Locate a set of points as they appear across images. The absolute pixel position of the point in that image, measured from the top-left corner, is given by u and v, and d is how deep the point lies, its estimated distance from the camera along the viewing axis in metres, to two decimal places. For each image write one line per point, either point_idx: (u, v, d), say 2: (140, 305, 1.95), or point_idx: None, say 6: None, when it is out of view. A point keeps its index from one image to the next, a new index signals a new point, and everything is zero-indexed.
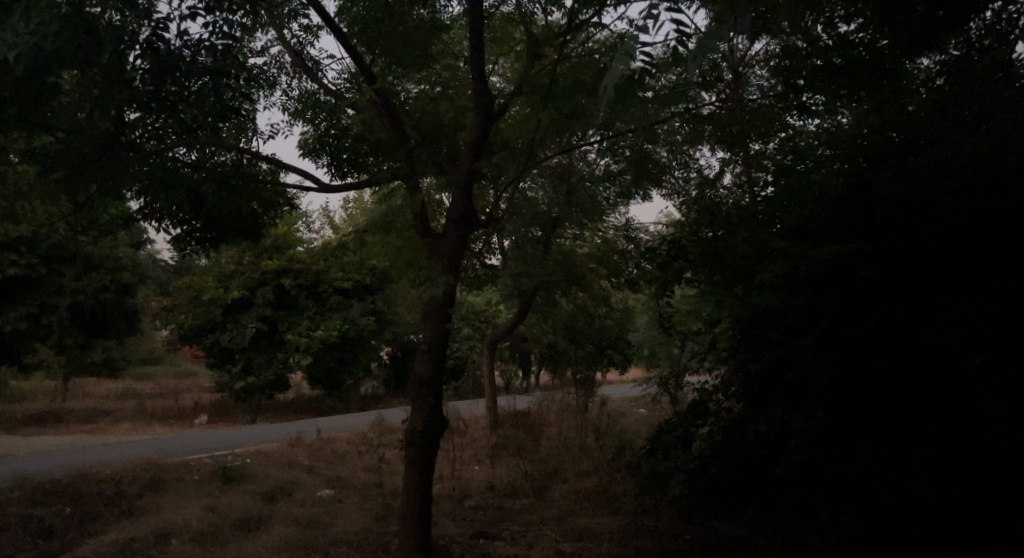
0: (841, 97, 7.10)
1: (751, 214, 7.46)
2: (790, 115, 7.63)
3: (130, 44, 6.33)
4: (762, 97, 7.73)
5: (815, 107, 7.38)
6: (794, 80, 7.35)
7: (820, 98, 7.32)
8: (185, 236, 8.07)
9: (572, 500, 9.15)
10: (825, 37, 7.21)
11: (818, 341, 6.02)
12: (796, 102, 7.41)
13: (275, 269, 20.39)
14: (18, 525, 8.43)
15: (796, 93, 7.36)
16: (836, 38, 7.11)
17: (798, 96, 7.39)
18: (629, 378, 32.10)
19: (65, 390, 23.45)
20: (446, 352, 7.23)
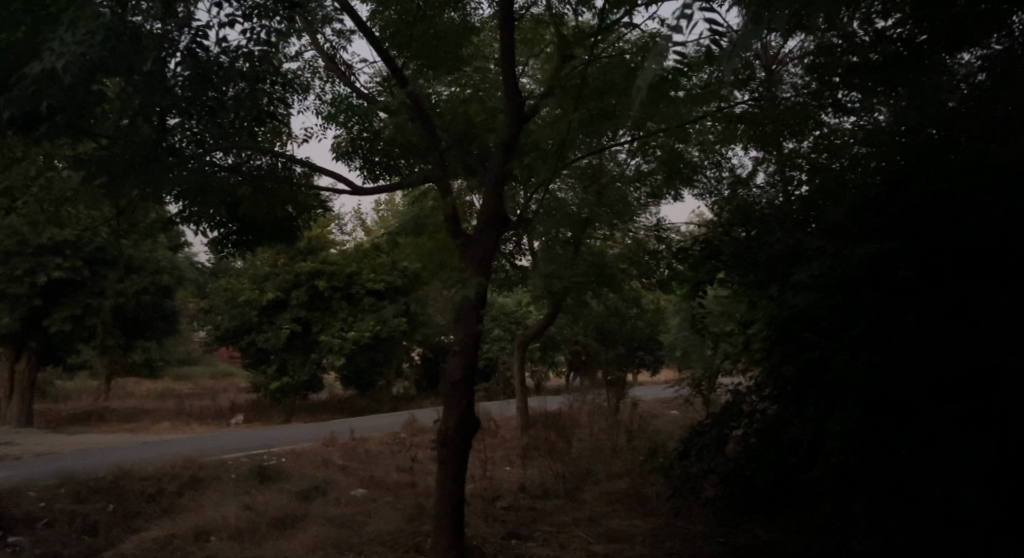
0: (876, 94, 6.90)
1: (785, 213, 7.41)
2: (823, 113, 7.63)
3: (170, 52, 6.48)
4: (794, 95, 7.81)
5: (850, 105, 7.33)
6: (829, 77, 7.43)
7: (856, 96, 7.20)
8: (222, 238, 8.35)
9: (604, 502, 9.17)
10: (861, 33, 7.11)
11: (852, 342, 5.95)
12: (830, 99, 7.45)
13: (309, 271, 20.66)
14: (65, 522, 8.66)
15: (830, 90, 7.39)
16: (873, 34, 6.98)
17: (834, 93, 7.42)
18: (659, 378, 32.30)
19: (106, 390, 23.98)
20: (479, 353, 7.27)
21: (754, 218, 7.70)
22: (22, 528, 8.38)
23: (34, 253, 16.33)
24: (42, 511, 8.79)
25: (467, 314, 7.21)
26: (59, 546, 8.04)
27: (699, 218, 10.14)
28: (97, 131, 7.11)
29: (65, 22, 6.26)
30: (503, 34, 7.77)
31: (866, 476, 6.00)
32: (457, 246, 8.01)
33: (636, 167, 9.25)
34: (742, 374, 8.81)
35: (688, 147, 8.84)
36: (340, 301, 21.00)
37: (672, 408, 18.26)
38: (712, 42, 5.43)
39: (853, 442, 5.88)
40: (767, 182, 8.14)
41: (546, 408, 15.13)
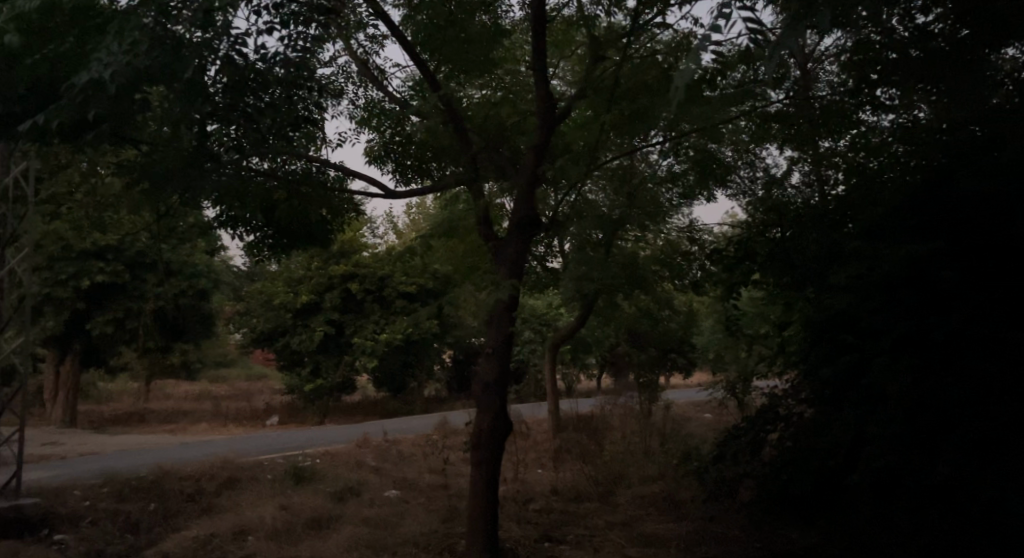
0: (920, 90, 6.48)
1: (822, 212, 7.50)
2: (862, 111, 7.35)
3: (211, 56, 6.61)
4: (831, 93, 7.41)
5: (889, 101, 7.05)
6: (867, 74, 7.08)
7: (894, 92, 6.92)
8: (258, 243, 8.64)
9: (638, 505, 9.17)
10: (901, 29, 6.54)
11: (891, 346, 5.94)
12: (868, 97, 7.18)
13: (342, 274, 20.85)
14: (108, 520, 8.86)
15: (870, 87, 7.09)
16: (914, 30, 6.47)
17: (872, 89, 7.13)
18: (693, 381, 32.19)
19: (145, 392, 24.40)
20: (511, 355, 7.32)
21: (790, 219, 7.86)
22: (67, 526, 8.58)
23: (77, 258, 16.70)
24: (86, 510, 8.98)
25: (500, 316, 7.25)
26: (103, 543, 8.21)
27: (733, 218, 10.09)
28: (139, 139, 7.25)
29: (110, 33, 6.39)
30: (536, 34, 7.73)
31: (907, 482, 5.98)
32: (489, 249, 8.09)
33: (668, 168, 9.04)
34: (778, 377, 8.77)
35: (721, 146, 8.42)
36: (372, 304, 21.18)
37: (705, 411, 18.18)
38: (750, 42, 5.45)
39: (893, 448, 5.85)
40: (802, 182, 8.13)
41: (578, 411, 15.14)
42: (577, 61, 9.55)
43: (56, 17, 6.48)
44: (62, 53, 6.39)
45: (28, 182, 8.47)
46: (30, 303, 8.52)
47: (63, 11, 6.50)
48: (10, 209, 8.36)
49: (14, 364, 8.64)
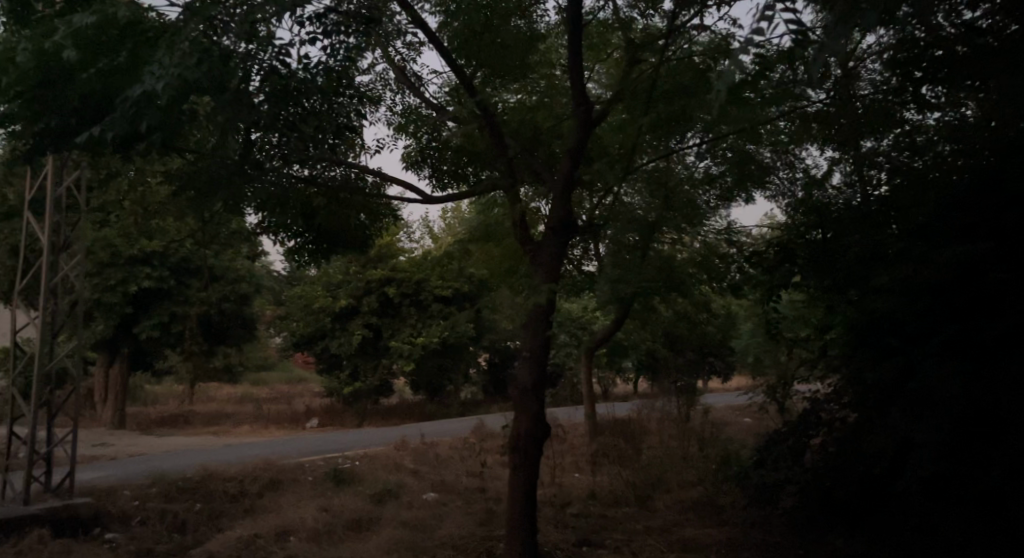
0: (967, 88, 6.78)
1: (866, 212, 7.47)
2: (907, 111, 7.33)
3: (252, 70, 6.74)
4: (873, 93, 7.44)
5: (935, 100, 7.13)
6: (911, 72, 7.01)
7: (942, 91, 7.00)
8: (299, 248, 8.87)
9: (677, 510, 9.16)
10: (947, 25, 6.69)
11: (941, 349, 5.95)
12: (914, 96, 7.14)
13: (380, 278, 21.08)
14: (156, 520, 9.08)
15: (914, 85, 7.04)
16: (962, 25, 6.64)
17: (917, 89, 7.09)
18: (732, 385, 31.94)
19: (189, 394, 24.87)
20: (548, 358, 7.35)
21: (832, 222, 7.82)
22: (117, 525, 8.82)
23: (125, 264, 17.24)
24: (135, 510, 9.22)
25: (536, 320, 7.30)
26: (151, 542, 8.42)
27: (771, 220, 10.05)
28: (185, 148, 7.45)
29: (160, 46, 6.57)
30: (571, 37, 7.80)
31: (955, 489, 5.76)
32: (526, 251, 8.14)
33: (706, 169, 8.35)
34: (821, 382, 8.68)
35: (759, 147, 8.23)
36: (409, 308, 21.37)
37: (744, 415, 18.04)
38: (793, 41, 5.50)
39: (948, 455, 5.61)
40: (844, 182, 8.06)
41: (615, 415, 15.13)
42: (612, 65, 9.57)
43: (108, 31, 6.70)
44: (113, 66, 6.59)
45: (80, 191, 8.76)
46: (83, 308, 8.79)
47: (115, 25, 6.71)
48: (63, 218, 8.65)
49: (67, 367, 8.92)
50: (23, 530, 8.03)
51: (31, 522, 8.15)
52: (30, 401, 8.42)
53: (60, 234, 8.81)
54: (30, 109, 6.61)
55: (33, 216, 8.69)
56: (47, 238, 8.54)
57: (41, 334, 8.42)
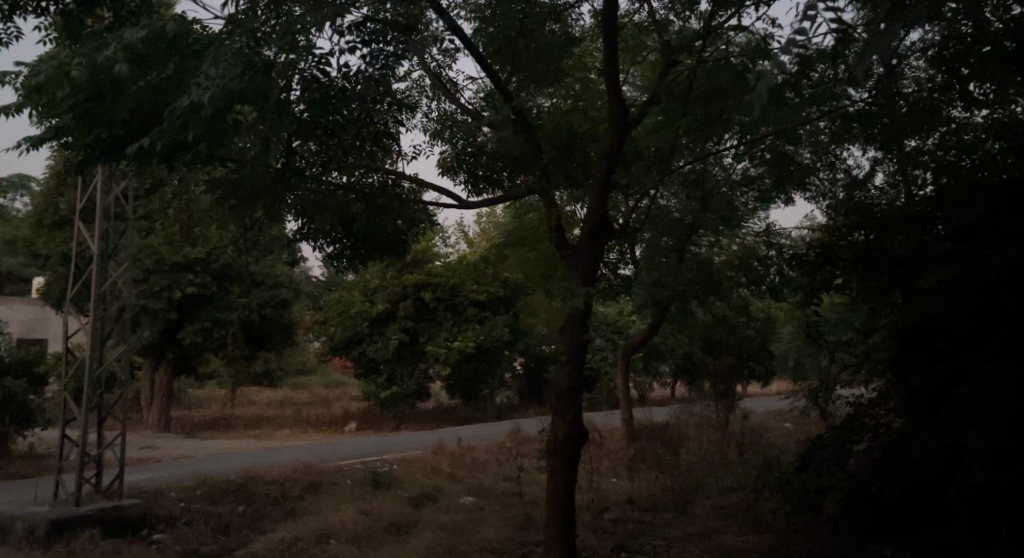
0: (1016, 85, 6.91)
1: (913, 212, 7.28)
2: (953, 109, 7.35)
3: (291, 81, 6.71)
4: (919, 90, 7.45)
5: (982, 97, 7.14)
6: (959, 69, 7.06)
7: (990, 88, 7.05)
8: (337, 254, 8.90)
9: (716, 516, 9.11)
10: (995, 21, 6.90)
11: (993, 353, 5.96)
12: (960, 93, 7.20)
13: (416, 283, 21.24)
14: (201, 521, 9.26)
15: (961, 82, 7.11)
16: (1010, 21, 6.82)
17: (965, 85, 7.15)
18: (772, 389, 31.60)
19: (231, 398, 25.27)
20: (585, 363, 7.37)
21: (874, 222, 7.68)
22: (164, 526, 9.02)
23: (170, 272, 17.75)
24: (180, 511, 9.42)
25: (573, 325, 7.30)
26: (196, 543, 8.58)
27: (811, 222, 9.95)
28: (228, 157, 7.60)
29: (206, 58, 6.72)
30: (606, 39, 7.71)
31: (1007, 500, 5.56)
32: (561, 256, 8.12)
33: (743, 171, 8.63)
34: (864, 386, 8.57)
35: (799, 148, 8.14)
36: (444, 312, 21.48)
37: (785, 420, 17.82)
38: (838, 39, 5.51)
39: (998, 454, 5.54)
40: (887, 182, 7.92)
41: (653, 420, 15.07)
42: (648, 67, 9.55)
43: (156, 44, 6.88)
44: (161, 79, 6.77)
45: (127, 200, 8.99)
46: (130, 314, 9.00)
47: (163, 38, 6.88)
48: (112, 227, 8.87)
49: (115, 372, 9.14)
50: (74, 530, 8.23)
51: (82, 523, 8.35)
52: (80, 404, 8.64)
53: (108, 242, 9.04)
54: (82, 121, 6.82)
55: (83, 225, 8.95)
56: (96, 246, 8.77)
57: (90, 339, 8.64)
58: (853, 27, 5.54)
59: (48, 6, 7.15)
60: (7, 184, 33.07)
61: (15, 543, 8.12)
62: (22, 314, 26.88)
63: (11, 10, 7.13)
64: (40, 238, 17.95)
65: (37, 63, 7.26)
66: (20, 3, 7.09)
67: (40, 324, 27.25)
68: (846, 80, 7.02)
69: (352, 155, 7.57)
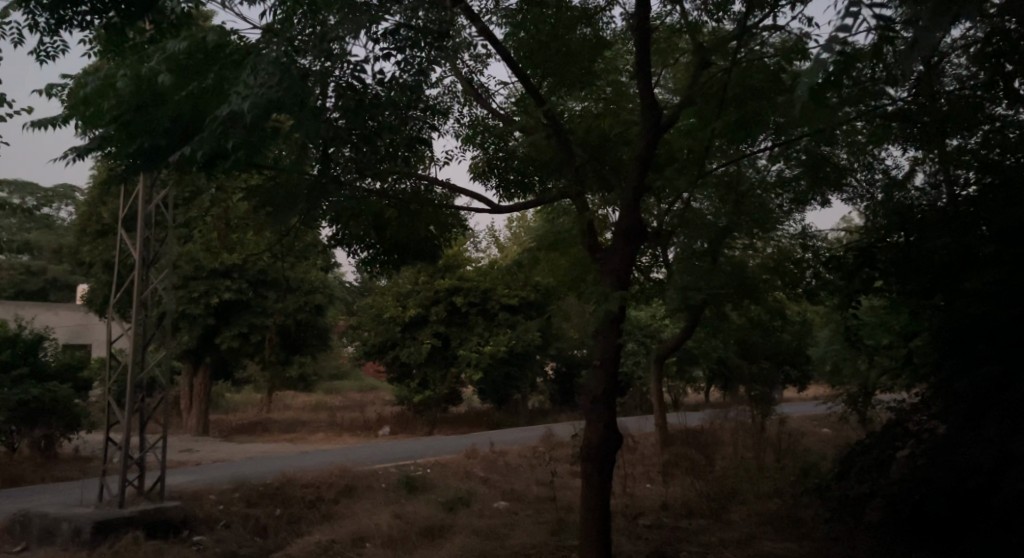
0: None
1: (958, 212, 7.16)
2: (997, 106, 7.27)
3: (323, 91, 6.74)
4: (961, 87, 7.40)
5: None
6: (1002, 65, 7.03)
7: None
8: (371, 259, 9.00)
9: (753, 523, 9.03)
10: None
11: None
12: (1004, 91, 7.13)
13: (448, 287, 21.33)
14: (240, 524, 9.37)
15: (1006, 79, 7.05)
16: None
17: (1008, 83, 7.09)
18: (806, 394, 31.17)
19: (267, 402, 25.58)
20: (619, 368, 7.36)
21: (915, 224, 7.35)
22: (204, 528, 9.14)
23: (207, 278, 18.04)
24: (219, 514, 9.56)
25: (607, 329, 7.30)
26: (234, 546, 8.67)
27: (847, 224, 9.84)
28: (264, 164, 7.70)
29: (245, 67, 6.83)
30: (638, 42, 7.71)
31: None
32: (594, 260, 8.11)
33: (777, 174, 8.47)
34: (905, 391, 8.43)
35: (836, 149, 8.10)
36: (476, 317, 21.52)
37: (822, 426, 17.60)
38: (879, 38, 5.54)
39: None
40: (927, 183, 7.73)
41: (687, 424, 14.98)
42: (680, 69, 9.52)
43: (195, 55, 7.00)
44: (202, 89, 6.89)
45: (169, 209, 9.14)
46: (170, 320, 9.16)
47: (203, 49, 7.01)
48: (153, 234, 9.05)
49: (156, 376, 9.29)
50: (118, 532, 8.37)
51: (125, 524, 8.50)
52: (123, 408, 8.80)
53: (149, 249, 9.22)
54: (126, 132, 6.96)
55: (126, 233, 9.12)
56: (138, 253, 8.92)
57: (133, 344, 8.81)
58: (893, 23, 5.44)
59: (94, 20, 7.31)
60: (52, 193, 33.75)
61: (62, 544, 8.28)
62: (68, 319, 27.39)
63: (58, 24, 7.29)
64: (84, 245, 18.34)
65: (82, 75, 7.42)
66: (67, 17, 7.25)
67: (84, 329, 27.74)
68: (886, 79, 6.85)
69: (386, 161, 7.59)
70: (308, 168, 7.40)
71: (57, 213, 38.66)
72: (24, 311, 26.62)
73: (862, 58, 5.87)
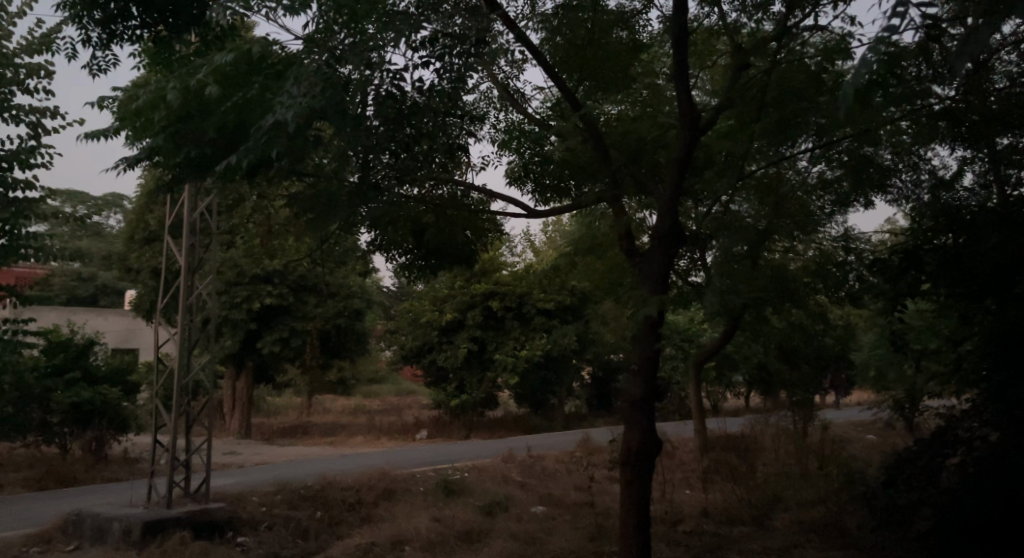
0: None
1: (1010, 214, 7.02)
2: None
3: (364, 99, 6.83)
4: (1011, 85, 7.20)
5: None
6: None
7: None
8: (409, 264, 9.09)
9: (796, 531, 8.91)
10: None
11: None
12: None
13: (484, 292, 21.39)
14: (282, 526, 9.46)
15: None
16: None
17: None
18: (847, 400, 30.68)
19: (307, 406, 25.86)
20: (658, 372, 7.30)
21: (964, 224, 7.25)
22: (248, 530, 9.27)
23: (249, 283, 18.34)
24: (263, 515, 9.69)
25: (646, 333, 7.25)
26: (277, 547, 8.78)
27: (891, 227, 9.69)
28: (305, 172, 7.79)
29: (288, 77, 6.90)
30: (676, 45, 7.66)
31: None
32: (632, 265, 8.07)
33: (819, 175, 8.40)
34: (954, 397, 8.25)
35: (879, 149, 7.97)
36: (512, 321, 21.55)
37: (867, 433, 17.30)
38: (923, 37, 5.61)
39: None
40: (975, 183, 7.60)
41: (726, 430, 14.84)
42: (718, 72, 9.45)
43: (240, 66, 7.12)
44: (247, 99, 7.00)
45: (213, 216, 9.25)
46: (215, 325, 9.31)
47: (248, 60, 7.13)
48: (199, 241, 9.22)
49: (201, 380, 9.44)
50: (166, 532, 8.52)
51: (172, 524, 8.63)
52: (170, 412, 8.95)
53: (194, 256, 9.36)
54: (173, 142, 7.11)
55: (172, 240, 9.29)
56: (183, 260, 9.04)
57: (179, 349, 8.97)
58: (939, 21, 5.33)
59: (143, 34, 7.46)
60: (100, 202, 34.48)
61: (112, 543, 8.43)
62: (117, 324, 27.96)
63: (109, 39, 7.46)
64: (132, 253, 18.72)
65: (132, 88, 7.57)
66: (117, 31, 7.41)
67: (133, 335, 28.28)
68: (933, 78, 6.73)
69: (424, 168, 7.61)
70: (347, 175, 7.45)
71: (107, 220, 39.62)
72: (74, 317, 27.20)
73: (908, 56, 5.77)
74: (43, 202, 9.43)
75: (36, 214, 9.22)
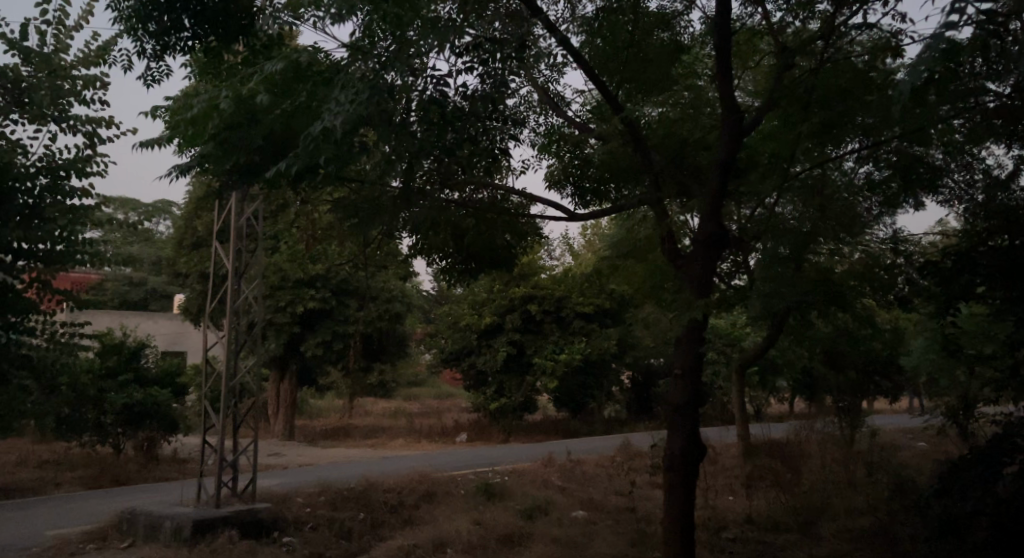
0: None
1: None
2: None
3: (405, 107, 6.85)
4: None
5: None
6: None
7: None
8: (450, 267, 9.14)
9: (845, 540, 8.73)
10: None
11: None
12: None
13: (523, 295, 21.34)
14: (326, 526, 9.52)
15: None
16: None
17: None
18: (894, 407, 30.01)
19: (348, 410, 26.05)
20: (701, 377, 7.23)
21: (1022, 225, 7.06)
22: (292, 530, 9.35)
23: (292, 287, 18.64)
24: (307, 516, 9.76)
25: (689, 337, 7.18)
26: (320, 547, 8.83)
27: (941, 228, 9.46)
28: (349, 178, 7.87)
29: (335, 84, 6.95)
30: (719, 46, 7.64)
31: None
32: (674, 267, 7.99)
33: (866, 176, 8.03)
34: (1012, 404, 7.99)
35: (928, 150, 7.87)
36: (551, 325, 21.51)
37: (917, 440, 16.89)
38: (979, 31, 5.50)
39: None
40: None
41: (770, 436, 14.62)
42: (761, 72, 9.33)
43: (288, 75, 7.21)
44: (295, 107, 7.12)
45: (259, 221, 9.37)
46: (260, 328, 9.42)
47: (298, 69, 7.24)
48: (245, 246, 9.34)
49: (246, 382, 9.55)
50: (214, 531, 8.64)
51: (220, 524, 8.74)
52: (217, 414, 9.08)
53: (241, 260, 9.45)
54: (221, 149, 7.23)
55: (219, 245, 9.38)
56: (230, 264, 9.15)
57: (225, 351, 9.11)
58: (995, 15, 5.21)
59: (194, 45, 7.55)
60: (151, 208, 35.23)
61: (163, 541, 8.57)
62: (166, 327, 28.48)
63: (162, 50, 7.56)
64: (180, 257, 19.08)
65: (185, 97, 7.73)
66: (171, 43, 7.50)
67: (181, 338, 28.76)
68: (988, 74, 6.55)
69: (466, 172, 7.60)
70: (390, 180, 7.50)
71: (155, 226, 40.48)
72: (125, 320, 27.78)
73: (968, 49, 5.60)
74: (98, 209, 9.63)
75: (91, 220, 9.42)
